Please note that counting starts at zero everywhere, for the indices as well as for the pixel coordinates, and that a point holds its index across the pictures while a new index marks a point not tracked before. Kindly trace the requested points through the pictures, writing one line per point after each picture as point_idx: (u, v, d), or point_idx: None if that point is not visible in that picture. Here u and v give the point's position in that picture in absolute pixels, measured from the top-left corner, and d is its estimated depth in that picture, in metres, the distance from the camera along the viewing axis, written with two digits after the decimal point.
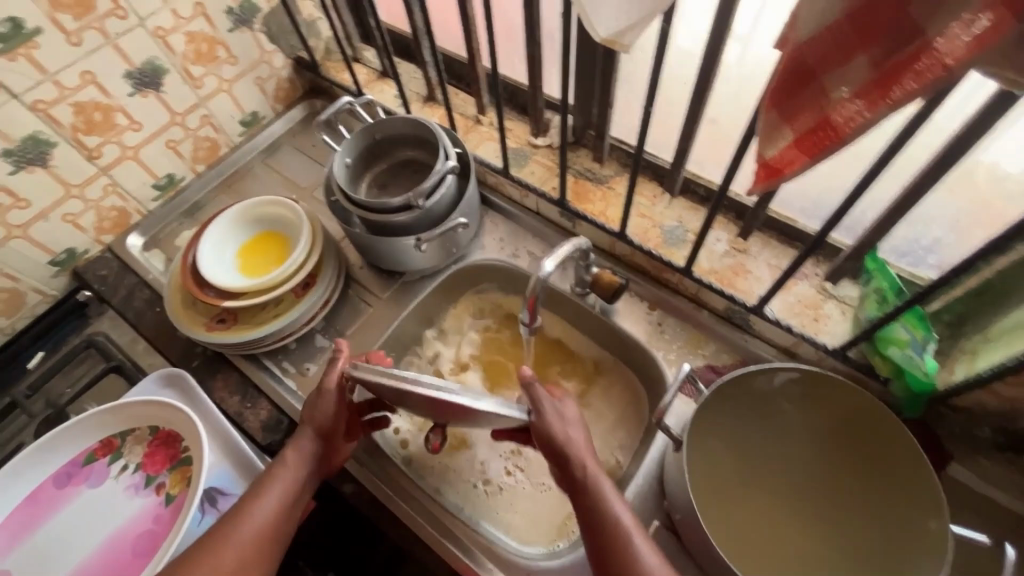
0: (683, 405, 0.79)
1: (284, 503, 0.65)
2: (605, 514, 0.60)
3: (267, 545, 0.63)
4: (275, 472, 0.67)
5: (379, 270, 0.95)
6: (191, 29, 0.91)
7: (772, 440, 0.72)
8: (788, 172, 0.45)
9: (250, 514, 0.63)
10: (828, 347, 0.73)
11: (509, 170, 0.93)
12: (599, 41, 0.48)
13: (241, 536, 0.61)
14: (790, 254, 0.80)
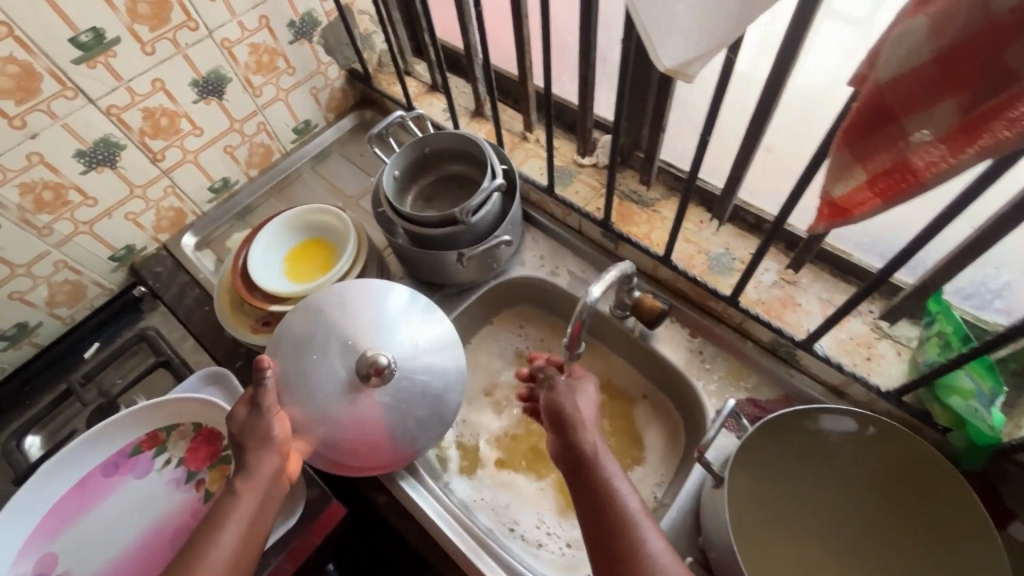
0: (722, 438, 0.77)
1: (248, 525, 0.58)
2: (614, 505, 0.58)
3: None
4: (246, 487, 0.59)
5: (420, 281, 0.96)
6: (255, 40, 0.95)
7: (816, 484, 0.69)
8: (857, 213, 0.43)
9: (218, 541, 0.55)
10: (881, 389, 0.70)
11: (554, 189, 0.93)
12: (663, 71, 0.47)
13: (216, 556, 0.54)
14: (843, 289, 0.77)
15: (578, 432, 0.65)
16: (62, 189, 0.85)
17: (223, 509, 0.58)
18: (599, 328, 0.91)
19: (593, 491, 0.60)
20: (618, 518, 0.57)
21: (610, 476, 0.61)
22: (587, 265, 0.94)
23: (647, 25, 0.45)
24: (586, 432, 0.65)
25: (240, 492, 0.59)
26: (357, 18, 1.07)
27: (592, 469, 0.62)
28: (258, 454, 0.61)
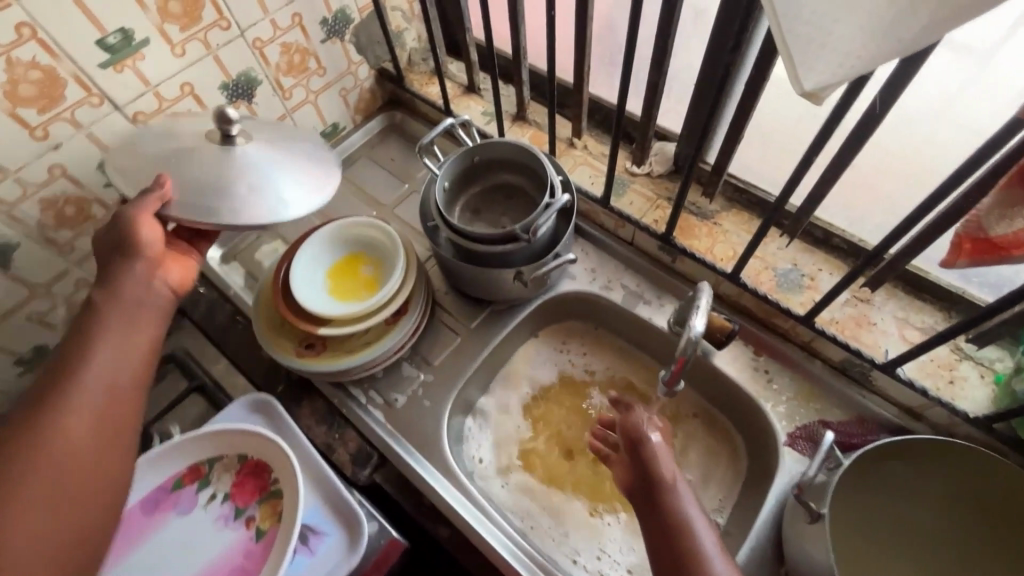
0: (794, 461, 0.74)
1: (120, 385, 0.52)
2: (685, 533, 0.55)
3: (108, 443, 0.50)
4: (84, 347, 0.53)
5: (464, 296, 0.91)
6: (287, 39, 0.89)
7: (895, 500, 0.65)
8: (1013, 252, 0.43)
9: (46, 431, 0.47)
10: (968, 415, 0.68)
11: (609, 201, 0.89)
12: (799, 94, 0.43)
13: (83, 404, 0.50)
14: (919, 308, 0.75)
15: (655, 462, 0.60)
16: (85, 203, 0.79)
17: (85, 351, 0.52)
18: (658, 344, 0.88)
19: (665, 519, 0.56)
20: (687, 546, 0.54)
21: (683, 507, 0.56)
22: (643, 279, 0.90)
23: (792, 45, 0.41)
24: (663, 461, 0.60)
25: (96, 346, 0.53)
26: (390, 15, 1.01)
27: (664, 498, 0.57)
28: (122, 296, 0.56)
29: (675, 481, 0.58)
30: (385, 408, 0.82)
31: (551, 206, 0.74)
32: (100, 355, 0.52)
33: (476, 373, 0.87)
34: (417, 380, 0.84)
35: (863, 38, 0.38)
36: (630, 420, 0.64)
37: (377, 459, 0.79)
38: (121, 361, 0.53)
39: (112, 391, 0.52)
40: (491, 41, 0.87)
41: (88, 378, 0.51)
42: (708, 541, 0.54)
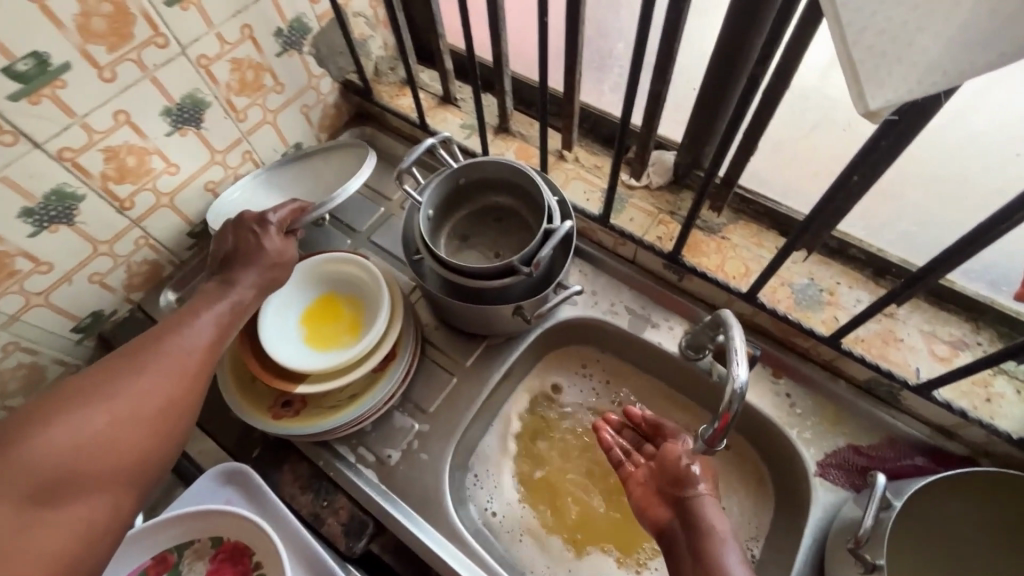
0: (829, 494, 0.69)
1: (206, 360, 0.55)
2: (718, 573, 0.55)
3: (173, 412, 0.51)
4: (191, 318, 0.57)
5: (456, 331, 0.83)
6: (237, 55, 0.78)
7: (924, 535, 0.60)
8: None
9: (163, 355, 0.52)
10: (1010, 435, 0.63)
11: (608, 218, 0.82)
12: (859, 115, 0.36)
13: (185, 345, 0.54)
14: (946, 320, 0.71)
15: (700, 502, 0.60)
16: (7, 258, 0.67)
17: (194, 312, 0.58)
18: (668, 369, 0.82)
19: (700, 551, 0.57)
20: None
21: (724, 552, 0.56)
22: (648, 300, 0.84)
23: (858, 58, 0.34)
24: (709, 507, 0.60)
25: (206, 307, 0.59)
26: (353, 21, 0.91)
27: (707, 544, 0.57)
28: (238, 277, 0.62)
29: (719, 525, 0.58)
30: (377, 466, 0.73)
31: (556, 235, 0.65)
32: (199, 327, 0.56)
33: (476, 416, 0.79)
34: (411, 432, 0.76)
35: (959, 50, 0.31)
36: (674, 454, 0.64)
37: (373, 527, 0.70)
38: (210, 332, 0.57)
39: (201, 362, 0.55)
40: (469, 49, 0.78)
41: (178, 343, 0.54)
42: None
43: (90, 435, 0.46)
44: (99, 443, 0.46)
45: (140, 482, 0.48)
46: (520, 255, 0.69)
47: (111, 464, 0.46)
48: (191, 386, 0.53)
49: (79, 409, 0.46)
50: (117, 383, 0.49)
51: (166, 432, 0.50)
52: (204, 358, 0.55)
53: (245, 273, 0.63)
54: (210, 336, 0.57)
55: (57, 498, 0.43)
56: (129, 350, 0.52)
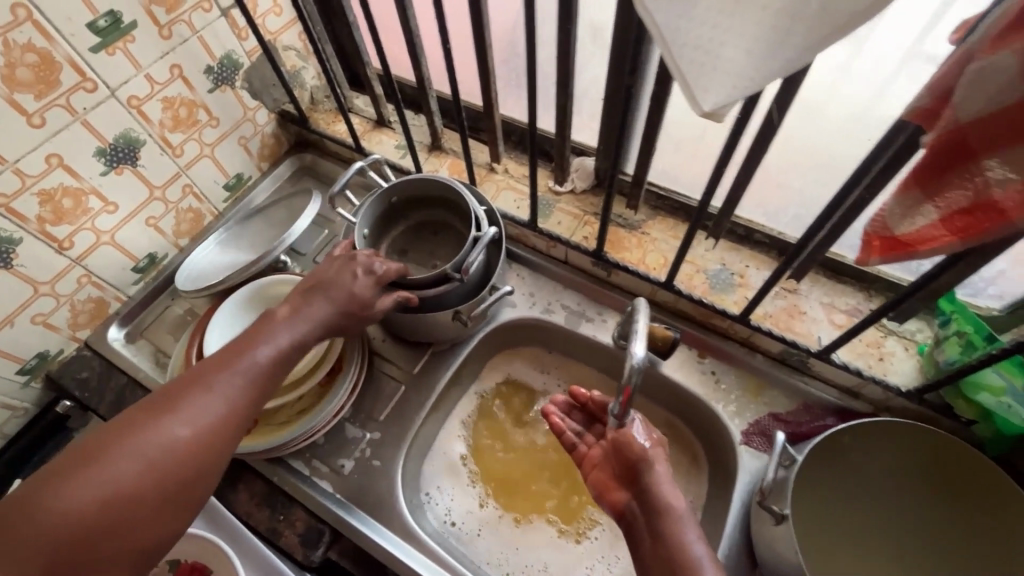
0: (752, 459, 0.75)
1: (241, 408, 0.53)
2: (679, 549, 0.56)
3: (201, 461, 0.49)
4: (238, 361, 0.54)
5: (402, 341, 0.87)
6: (168, 93, 0.81)
7: (889, 503, 0.67)
8: (920, 249, 0.41)
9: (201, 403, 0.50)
10: (900, 389, 0.70)
11: (536, 223, 0.87)
12: (700, 115, 0.42)
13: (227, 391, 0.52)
14: (843, 291, 0.78)
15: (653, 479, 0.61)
16: None
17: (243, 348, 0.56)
18: (604, 359, 0.87)
19: (658, 530, 0.58)
20: (680, 559, 0.55)
21: (680, 526, 0.57)
22: (581, 296, 0.89)
23: (685, 69, 0.40)
24: (661, 483, 0.60)
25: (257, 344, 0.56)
26: (282, 54, 0.96)
27: (665, 518, 0.58)
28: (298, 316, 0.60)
29: (673, 499, 0.59)
30: (332, 476, 0.76)
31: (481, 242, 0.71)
32: (242, 370, 0.54)
33: (425, 421, 0.82)
34: (363, 441, 0.79)
35: (756, 56, 0.38)
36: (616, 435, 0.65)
37: (330, 534, 0.72)
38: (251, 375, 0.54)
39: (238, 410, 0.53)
40: (390, 75, 0.83)
41: (221, 390, 0.52)
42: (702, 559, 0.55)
43: (124, 486, 0.44)
44: (133, 495, 0.45)
45: (166, 531, 0.47)
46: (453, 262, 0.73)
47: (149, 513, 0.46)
48: (224, 434, 0.51)
49: (123, 459, 0.45)
50: (152, 432, 0.47)
51: (198, 480, 0.49)
52: (237, 408, 0.52)
53: (316, 308, 0.61)
54: (251, 381, 0.54)
55: (89, 545, 0.42)
56: (167, 391, 0.51)
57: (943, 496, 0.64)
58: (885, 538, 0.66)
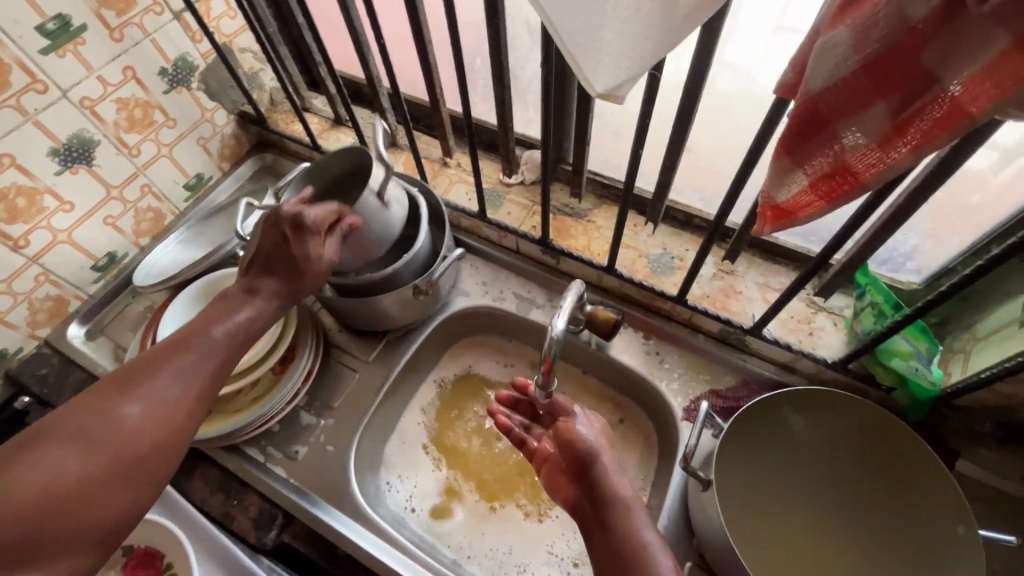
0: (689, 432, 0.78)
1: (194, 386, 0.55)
2: (634, 546, 0.52)
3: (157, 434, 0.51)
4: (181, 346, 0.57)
5: (358, 332, 0.89)
6: (121, 95, 0.84)
7: (821, 484, 0.68)
8: (801, 216, 0.44)
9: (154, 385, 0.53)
10: (827, 360, 0.73)
11: (486, 214, 0.90)
12: (595, 96, 0.46)
13: (180, 370, 0.55)
14: (777, 271, 0.81)
15: (607, 472, 0.57)
16: None
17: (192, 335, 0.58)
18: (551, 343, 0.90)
19: (612, 528, 0.54)
20: (635, 555, 0.51)
21: (636, 522, 0.54)
22: (532, 284, 0.92)
23: (574, 52, 0.43)
24: (615, 476, 0.57)
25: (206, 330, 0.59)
26: (239, 57, 0.99)
27: (615, 510, 0.55)
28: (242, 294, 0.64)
29: (625, 492, 0.56)
30: (286, 462, 0.78)
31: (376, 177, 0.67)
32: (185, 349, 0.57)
33: (379, 408, 0.84)
34: (317, 428, 0.81)
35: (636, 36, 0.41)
36: (567, 427, 0.60)
37: (282, 517, 0.75)
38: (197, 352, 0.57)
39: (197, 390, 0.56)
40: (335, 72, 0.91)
41: (172, 372, 0.54)
42: (659, 554, 0.52)
43: (83, 468, 0.47)
44: (91, 475, 0.47)
45: (132, 505, 0.49)
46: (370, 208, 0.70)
47: (111, 492, 0.48)
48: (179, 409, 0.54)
49: (76, 441, 0.48)
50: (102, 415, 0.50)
51: (155, 453, 0.51)
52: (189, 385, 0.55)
53: (267, 284, 0.64)
54: (206, 359, 0.57)
55: (47, 521, 0.44)
56: (122, 375, 0.53)
57: (874, 481, 0.66)
58: (811, 519, 0.67)
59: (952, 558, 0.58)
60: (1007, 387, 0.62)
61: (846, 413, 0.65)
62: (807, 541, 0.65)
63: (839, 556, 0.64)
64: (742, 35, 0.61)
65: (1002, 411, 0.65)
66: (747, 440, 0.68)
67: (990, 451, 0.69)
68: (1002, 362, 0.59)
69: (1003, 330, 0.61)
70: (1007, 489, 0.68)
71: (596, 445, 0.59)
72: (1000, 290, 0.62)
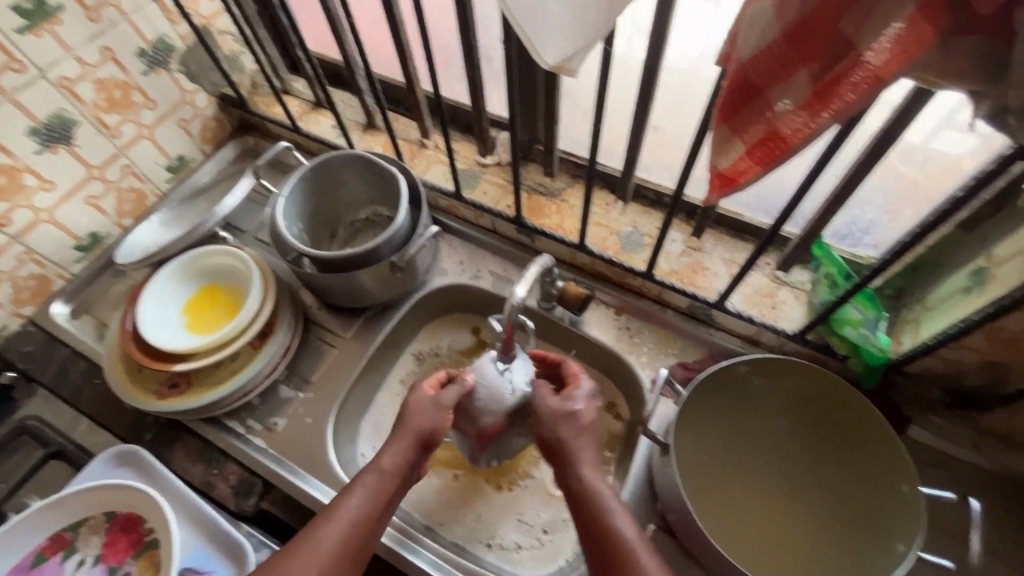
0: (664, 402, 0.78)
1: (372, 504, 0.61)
2: (617, 539, 0.56)
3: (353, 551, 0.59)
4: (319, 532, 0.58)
5: (338, 308, 0.91)
6: (100, 75, 0.85)
7: (783, 447, 0.72)
8: (742, 181, 0.46)
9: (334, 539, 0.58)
10: (788, 332, 0.76)
11: (462, 194, 0.92)
12: (547, 69, 0.47)
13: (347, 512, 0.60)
14: (742, 247, 0.84)
15: (576, 469, 0.61)
16: None
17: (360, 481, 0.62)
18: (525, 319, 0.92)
19: (593, 523, 0.58)
20: (621, 549, 0.56)
21: (614, 515, 0.58)
22: (507, 262, 0.94)
23: (525, 24, 0.45)
24: (586, 470, 0.61)
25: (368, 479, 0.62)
26: (219, 39, 0.99)
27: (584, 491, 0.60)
28: (368, 475, 0.63)
29: (598, 486, 0.60)
30: (265, 434, 0.81)
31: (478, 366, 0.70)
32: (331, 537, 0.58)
33: (357, 383, 0.86)
34: (295, 401, 0.83)
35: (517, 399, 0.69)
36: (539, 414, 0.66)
37: (261, 485, 0.78)
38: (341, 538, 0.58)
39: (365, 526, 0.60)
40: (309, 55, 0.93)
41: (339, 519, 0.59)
42: (640, 548, 0.56)
43: None
44: None
45: None
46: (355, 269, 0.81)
47: None
48: (370, 515, 0.61)
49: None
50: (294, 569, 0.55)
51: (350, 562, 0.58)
52: (372, 500, 0.61)
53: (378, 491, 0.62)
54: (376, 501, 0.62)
55: None
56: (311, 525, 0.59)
57: (831, 444, 0.70)
58: (770, 477, 0.72)
59: (895, 515, 0.62)
60: (951, 353, 0.64)
61: (807, 380, 0.69)
62: (766, 498, 0.71)
63: (791, 510, 0.70)
64: (703, 15, 0.63)
65: (950, 378, 0.68)
66: (711, 409, 0.72)
67: (940, 417, 0.72)
68: (945, 329, 0.62)
69: (948, 299, 0.63)
70: (955, 452, 0.73)
71: (565, 437, 0.63)
72: (948, 261, 0.65)
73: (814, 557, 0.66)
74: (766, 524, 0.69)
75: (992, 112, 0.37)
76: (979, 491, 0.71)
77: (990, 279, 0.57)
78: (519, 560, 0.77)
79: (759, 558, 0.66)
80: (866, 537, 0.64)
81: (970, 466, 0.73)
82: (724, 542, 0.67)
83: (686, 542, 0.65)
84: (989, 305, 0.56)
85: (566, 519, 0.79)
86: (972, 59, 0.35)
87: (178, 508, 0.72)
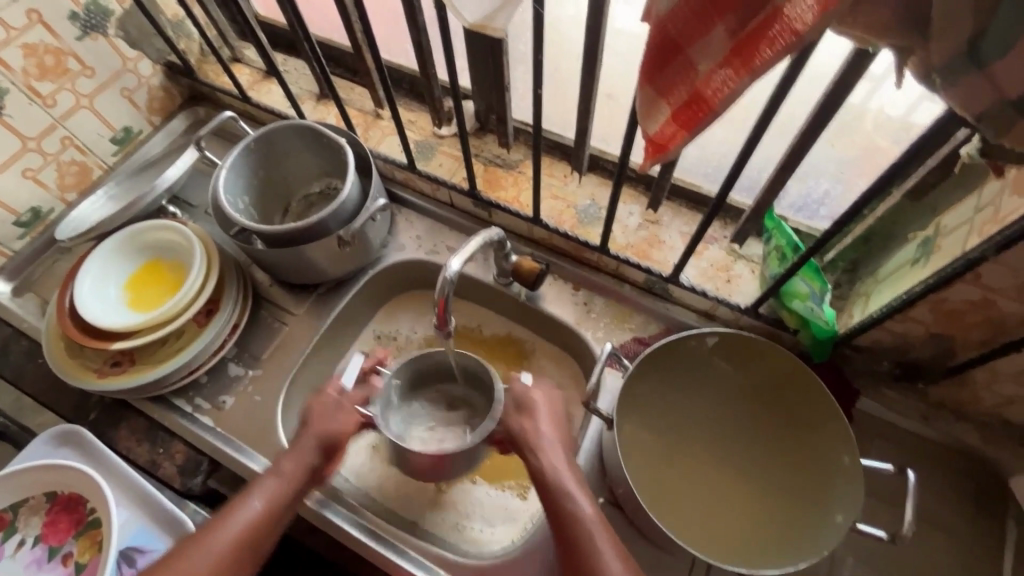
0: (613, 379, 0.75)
1: (275, 499, 0.62)
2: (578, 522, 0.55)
3: (255, 541, 0.60)
4: (214, 532, 0.58)
5: (290, 286, 0.88)
6: (28, 40, 0.81)
7: (733, 425, 0.72)
8: (672, 148, 0.43)
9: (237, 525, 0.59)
10: (742, 306, 0.75)
11: (416, 165, 0.89)
12: (468, 27, 0.44)
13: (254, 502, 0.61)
14: (699, 219, 0.82)
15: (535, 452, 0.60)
16: None
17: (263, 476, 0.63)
18: (483, 295, 0.90)
19: (552, 504, 0.57)
20: (575, 529, 0.55)
21: (570, 498, 0.56)
22: (465, 237, 0.91)
23: None
24: (546, 452, 0.60)
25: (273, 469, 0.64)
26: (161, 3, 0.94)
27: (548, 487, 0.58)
28: (275, 468, 0.64)
29: (555, 467, 0.59)
30: (213, 413, 0.80)
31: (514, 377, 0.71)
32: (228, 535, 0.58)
33: (308, 361, 0.85)
34: (245, 378, 0.82)
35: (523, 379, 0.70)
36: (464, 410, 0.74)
37: (208, 464, 0.77)
38: (240, 532, 0.59)
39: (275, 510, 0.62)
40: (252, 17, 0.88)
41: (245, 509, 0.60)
42: (596, 525, 0.55)
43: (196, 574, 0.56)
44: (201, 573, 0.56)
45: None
46: (301, 240, 0.78)
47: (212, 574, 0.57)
48: (274, 506, 0.62)
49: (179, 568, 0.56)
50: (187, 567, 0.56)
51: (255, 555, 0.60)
52: (274, 499, 0.62)
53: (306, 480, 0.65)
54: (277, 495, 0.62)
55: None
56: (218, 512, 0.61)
57: (778, 423, 0.70)
58: (721, 457, 0.71)
59: (839, 490, 0.62)
60: (898, 325, 0.64)
61: (756, 356, 0.69)
62: (717, 480, 0.70)
63: (744, 493, 0.69)
64: None
65: (899, 350, 0.67)
66: (662, 382, 0.71)
67: (888, 389, 0.72)
68: (891, 300, 0.60)
69: (898, 269, 0.62)
70: (901, 423, 0.73)
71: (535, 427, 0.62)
72: (898, 232, 0.63)
73: (758, 534, 0.65)
74: (713, 503, 0.69)
75: (918, 70, 0.35)
76: (919, 461, 0.72)
77: (935, 249, 0.56)
78: (462, 537, 0.76)
79: (707, 535, 0.66)
80: (811, 512, 0.64)
81: (916, 437, 0.73)
82: (669, 521, 0.66)
83: (628, 512, 0.64)
84: (931, 277, 0.55)
85: (508, 514, 0.77)
86: (894, 12, 0.32)
87: (118, 488, 0.71)
